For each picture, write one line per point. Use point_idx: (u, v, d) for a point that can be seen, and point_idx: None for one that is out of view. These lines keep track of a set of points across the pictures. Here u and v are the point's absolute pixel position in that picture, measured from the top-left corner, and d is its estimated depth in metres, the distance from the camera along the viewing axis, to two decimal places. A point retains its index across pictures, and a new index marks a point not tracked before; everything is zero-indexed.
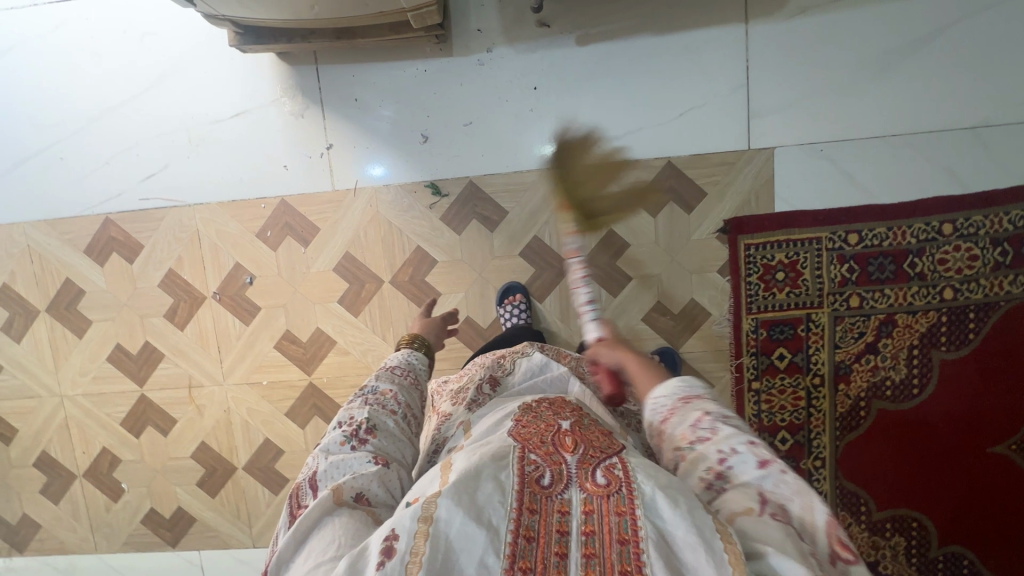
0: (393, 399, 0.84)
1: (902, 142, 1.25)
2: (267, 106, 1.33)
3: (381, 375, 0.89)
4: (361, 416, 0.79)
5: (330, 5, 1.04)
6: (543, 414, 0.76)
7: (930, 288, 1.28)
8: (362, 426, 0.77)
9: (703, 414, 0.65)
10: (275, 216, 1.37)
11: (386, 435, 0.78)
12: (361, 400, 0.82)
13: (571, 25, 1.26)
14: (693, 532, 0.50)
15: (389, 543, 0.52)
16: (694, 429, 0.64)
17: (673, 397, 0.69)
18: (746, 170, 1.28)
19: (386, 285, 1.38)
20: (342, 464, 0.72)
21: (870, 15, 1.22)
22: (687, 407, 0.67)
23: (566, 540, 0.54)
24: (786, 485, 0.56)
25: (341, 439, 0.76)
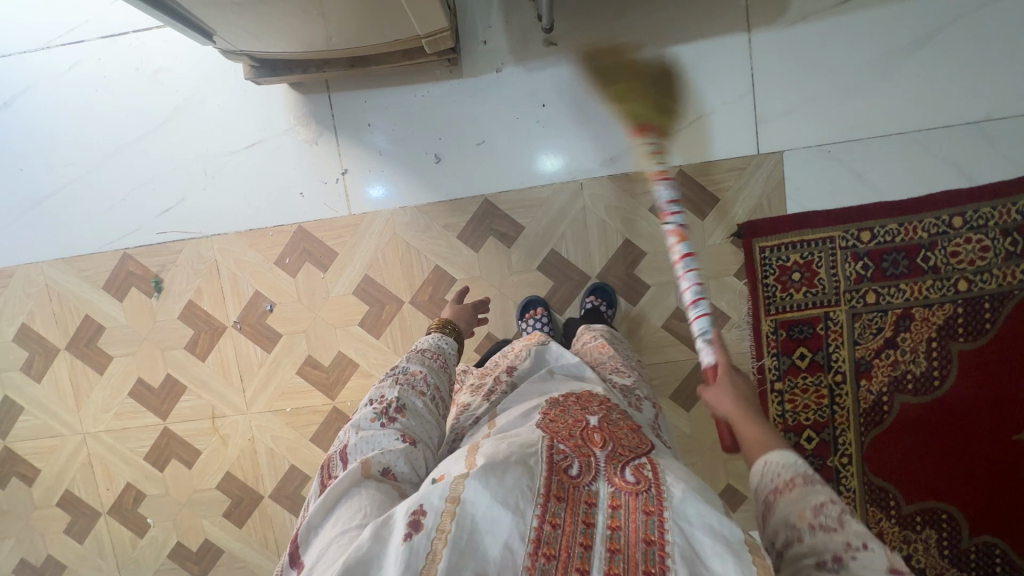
0: (422, 380, 0.85)
1: (908, 140, 1.28)
2: (281, 135, 1.35)
3: (411, 357, 0.90)
4: (391, 395, 0.80)
5: (347, 35, 1.06)
6: (571, 407, 0.76)
7: (944, 281, 1.30)
8: (392, 404, 0.78)
9: (828, 496, 0.53)
10: (293, 242, 1.38)
11: (415, 415, 0.79)
12: (392, 379, 0.83)
13: (578, 43, 1.29)
14: (720, 543, 0.52)
15: (417, 517, 0.55)
16: (817, 513, 0.52)
17: (791, 470, 0.58)
18: (757, 174, 1.30)
19: (406, 305, 1.39)
20: (372, 440, 0.73)
21: (868, 19, 1.25)
22: (805, 484, 0.56)
23: (591, 532, 0.55)
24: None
25: (372, 416, 0.77)
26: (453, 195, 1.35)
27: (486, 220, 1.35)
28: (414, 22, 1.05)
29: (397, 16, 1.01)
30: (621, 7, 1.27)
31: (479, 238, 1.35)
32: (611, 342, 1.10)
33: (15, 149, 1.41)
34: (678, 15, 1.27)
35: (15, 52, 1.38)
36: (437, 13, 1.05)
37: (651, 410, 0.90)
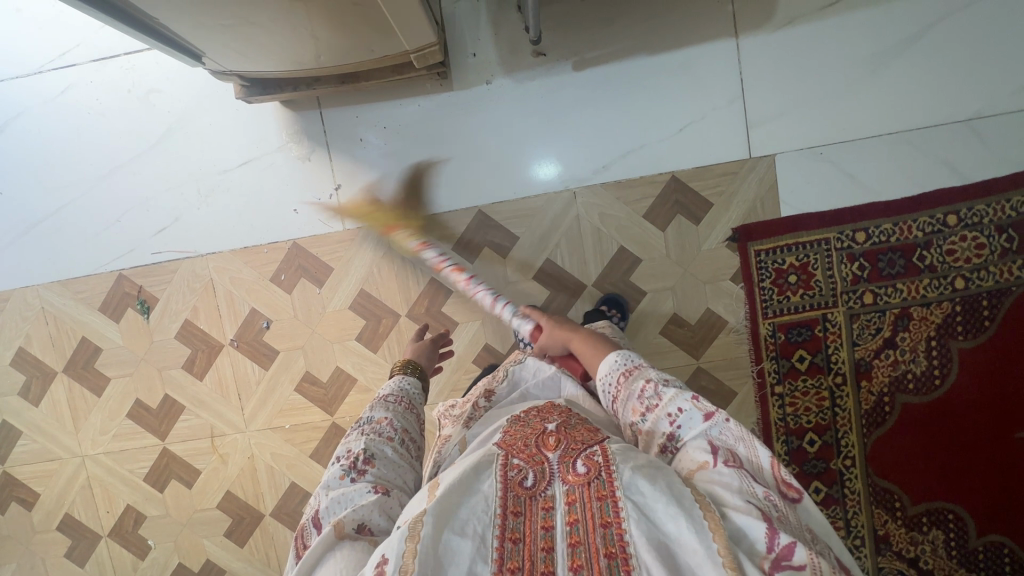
0: (388, 426, 0.88)
1: (899, 140, 1.28)
2: (274, 152, 1.35)
3: (375, 406, 0.93)
4: (358, 447, 0.82)
5: (336, 52, 1.06)
6: (530, 420, 0.80)
7: (941, 279, 1.30)
8: (359, 457, 0.80)
9: (647, 381, 0.80)
10: (288, 259, 1.38)
11: (384, 463, 0.82)
12: (357, 431, 0.86)
13: (567, 52, 1.29)
14: (671, 504, 0.58)
15: (379, 567, 0.55)
16: (650, 399, 0.78)
17: (618, 373, 0.85)
18: (749, 177, 1.30)
19: (402, 319, 1.39)
20: (343, 498, 0.75)
21: (855, 20, 1.26)
22: (631, 378, 0.82)
23: (552, 534, 0.60)
24: (727, 430, 0.70)
25: (341, 473, 0.79)
26: (446, 207, 1.35)
27: (479, 232, 1.35)
28: (402, 37, 1.05)
29: (384, 31, 1.01)
30: (608, 16, 1.28)
31: (475, 250, 1.35)
32: (613, 339, 1.10)
33: (9, 173, 1.42)
34: (666, 22, 1.27)
35: (7, 77, 1.39)
36: (424, 28, 1.05)
37: None
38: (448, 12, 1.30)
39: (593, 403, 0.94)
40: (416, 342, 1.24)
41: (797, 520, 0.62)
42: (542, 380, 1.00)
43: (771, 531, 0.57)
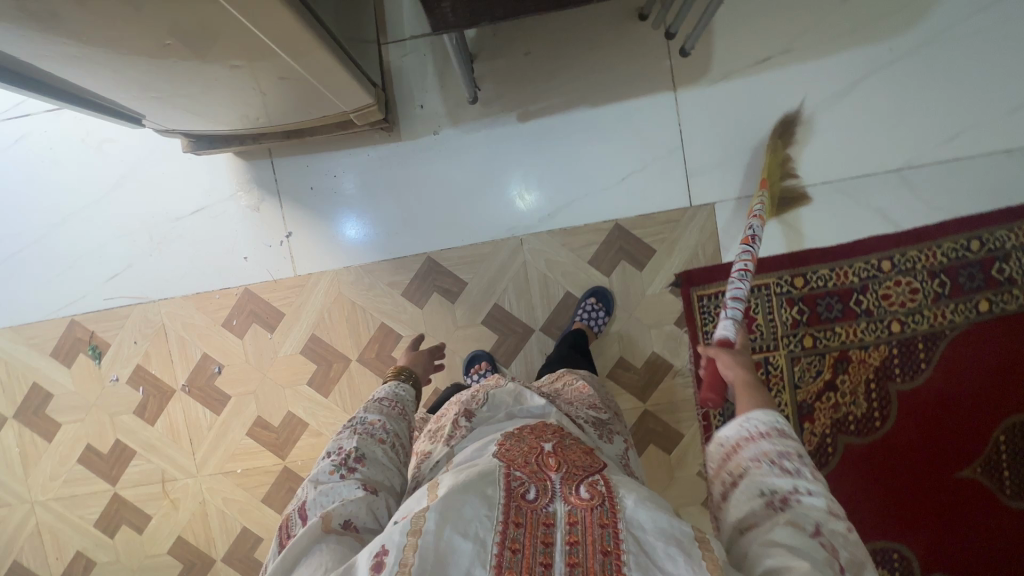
0: (381, 428, 0.88)
1: (833, 189, 1.32)
2: (226, 201, 1.37)
3: (369, 407, 0.93)
4: (349, 445, 0.83)
5: (280, 113, 1.11)
6: (526, 436, 0.79)
7: (878, 323, 1.33)
8: (349, 455, 0.80)
9: (794, 452, 0.65)
10: (240, 304, 1.40)
11: (375, 463, 0.81)
12: (350, 430, 0.86)
13: (512, 104, 1.33)
14: (672, 544, 0.57)
15: (379, 558, 0.57)
16: (782, 465, 0.64)
17: (771, 426, 0.68)
18: (690, 225, 1.34)
19: (354, 363, 1.40)
20: (331, 491, 0.75)
21: (788, 75, 1.30)
22: (782, 438, 0.67)
23: (551, 551, 0.59)
24: (842, 534, 0.58)
25: (331, 468, 0.79)
26: (398, 255, 1.37)
27: (428, 277, 1.37)
28: (336, 100, 1.09)
29: (316, 94, 1.05)
30: (551, 70, 1.32)
31: (424, 294, 1.38)
32: (594, 386, 1.09)
33: None
34: (606, 75, 1.32)
35: None
36: (357, 92, 1.09)
37: (622, 443, 0.96)
38: (395, 66, 1.34)
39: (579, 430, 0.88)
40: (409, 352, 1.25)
41: None
42: (527, 406, 0.91)
43: None
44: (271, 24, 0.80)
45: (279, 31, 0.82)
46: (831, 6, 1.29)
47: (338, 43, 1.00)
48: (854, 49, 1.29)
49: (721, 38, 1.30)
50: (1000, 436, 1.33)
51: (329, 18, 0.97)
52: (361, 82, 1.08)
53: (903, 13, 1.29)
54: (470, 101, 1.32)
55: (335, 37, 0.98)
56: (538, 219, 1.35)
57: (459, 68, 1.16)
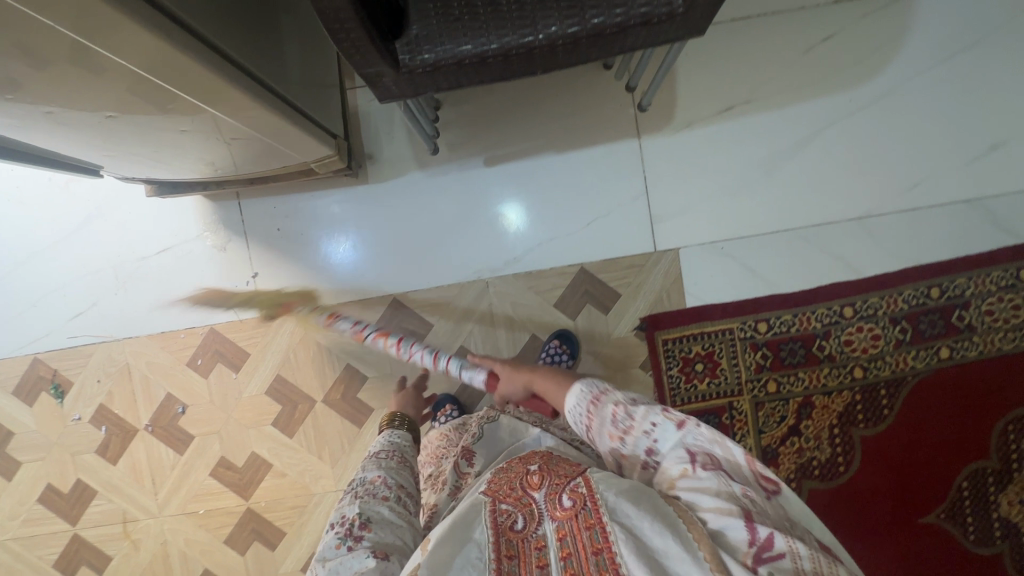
0: (383, 486, 0.82)
1: (795, 236, 1.33)
2: (192, 241, 1.38)
3: (367, 467, 0.88)
4: (353, 512, 0.77)
5: (245, 162, 1.13)
6: (514, 464, 0.78)
7: (840, 368, 1.34)
8: (354, 523, 0.75)
9: (616, 406, 0.74)
10: (205, 344, 1.39)
11: (383, 525, 0.76)
12: (350, 496, 0.81)
13: (479, 148, 1.35)
14: (657, 522, 0.58)
15: None
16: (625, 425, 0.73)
17: (585, 403, 0.78)
18: (655, 270, 1.35)
19: (319, 404, 1.39)
20: (340, 567, 0.69)
21: (750, 124, 1.32)
22: (600, 405, 0.76)
23: (546, 572, 0.60)
24: (700, 437, 0.68)
25: (337, 542, 0.73)
26: (363, 296, 1.37)
27: (394, 319, 1.37)
28: (290, 151, 1.12)
29: (268, 147, 1.07)
30: (517, 116, 1.34)
31: (390, 337, 1.37)
32: None
33: None
34: (572, 122, 1.33)
35: None
36: (316, 143, 1.12)
37: None
38: (363, 110, 1.35)
39: (575, 451, 0.93)
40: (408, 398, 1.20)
41: (777, 515, 0.62)
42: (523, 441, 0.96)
43: (753, 528, 0.58)
44: (211, 87, 0.82)
45: (221, 93, 0.84)
46: (793, 57, 1.31)
47: (288, 101, 1.03)
48: (814, 101, 1.32)
49: (684, 87, 1.32)
50: (963, 483, 1.32)
51: (280, 77, 1.00)
52: (315, 134, 1.10)
53: (862, 64, 1.31)
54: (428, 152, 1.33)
55: (286, 96, 1.01)
56: (504, 261, 1.36)
57: (412, 126, 1.17)
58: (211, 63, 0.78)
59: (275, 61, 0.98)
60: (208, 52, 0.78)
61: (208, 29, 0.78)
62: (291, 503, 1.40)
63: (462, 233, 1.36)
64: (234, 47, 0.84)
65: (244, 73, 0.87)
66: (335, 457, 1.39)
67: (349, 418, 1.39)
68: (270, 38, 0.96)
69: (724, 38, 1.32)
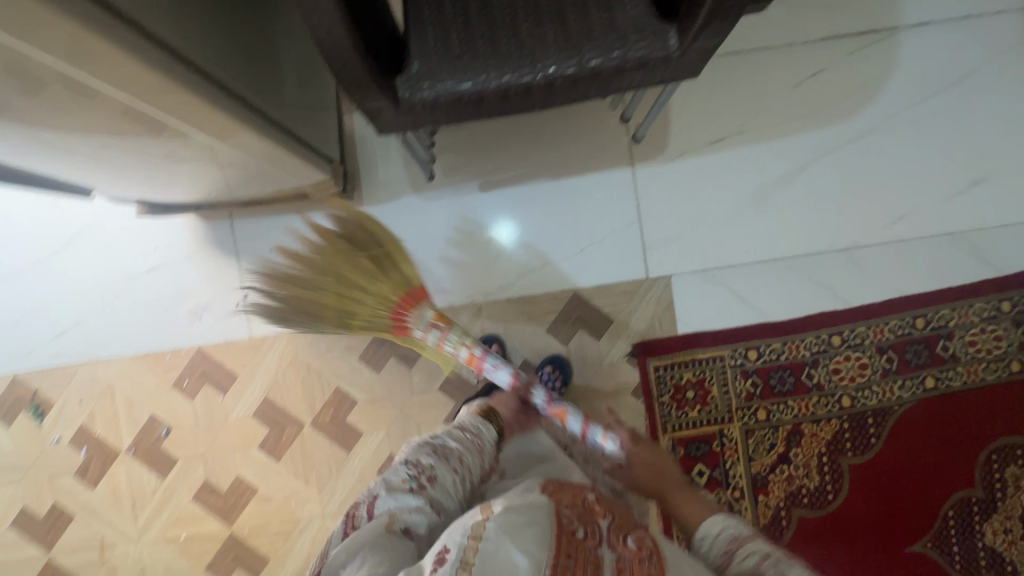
0: (455, 459, 0.98)
1: (784, 266, 1.36)
2: (182, 260, 1.36)
3: (453, 435, 1.03)
4: (426, 464, 0.95)
5: (243, 185, 1.13)
6: (569, 485, 0.88)
7: (828, 396, 1.35)
8: (422, 473, 0.93)
9: (758, 555, 0.77)
10: (192, 365, 1.37)
11: (439, 489, 0.93)
12: (431, 450, 0.98)
13: (474, 173, 1.36)
14: None
15: (441, 554, 0.68)
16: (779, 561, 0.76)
17: (725, 537, 0.83)
18: (646, 296, 1.36)
19: (307, 427, 1.37)
20: (400, 497, 0.88)
21: (741, 155, 1.35)
22: (740, 547, 0.80)
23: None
24: None
25: (404, 477, 0.92)
26: None
27: (386, 342, 1.36)
28: (285, 175, 1.12)
29: (262, 171, 1.07)
30: (513, 143, 1.36)
31: (380, 360, 1.36)
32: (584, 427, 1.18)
33: None
34: (567, 150, 1.35)
35: None
36: (312, 168, 1.13)
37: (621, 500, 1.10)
38: (359, 134, 1.36)
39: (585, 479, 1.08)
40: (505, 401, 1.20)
41: None
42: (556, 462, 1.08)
43: None
44: (208, 117, 0.82)
45: (214, 120, 0.84)
46: (783, 91, 1.34)
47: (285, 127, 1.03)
48: (802, 133, 1.35)
49: (676, 118, 1.35)
50: (949, 511, 1.33)
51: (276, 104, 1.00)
52: (311, 158, 1.11)
53: (850, 99, 1.34)
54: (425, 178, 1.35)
55: (282, 122, 1.01)
56: (496, 286, 1.36)
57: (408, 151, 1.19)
58: (208, 94, 0.79)
59: (271, 88, 0.99)
60: (205, 83, 0.79)
61: (202, 59, 0.79)
62: (276, 529, 1.37)
63: (456, 258, 1.36)
64: (228, 74, 0.85)
65: (240, 100, 0.88)
66: (322, 482, 1.37)
67: (337, 443, 1.37)
68: (267, 65, 0.97)
69: (715, 71, 1.35)
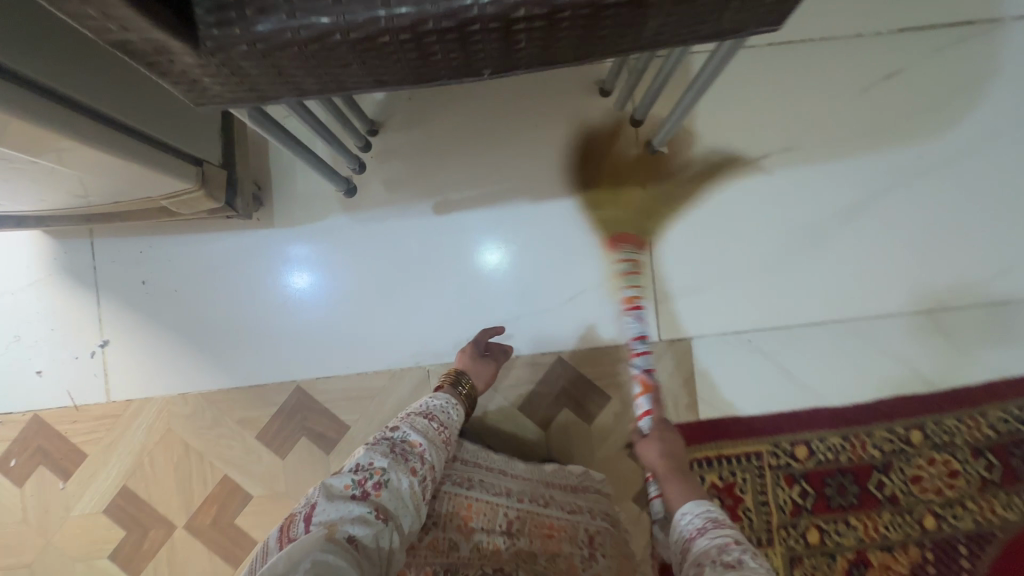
0: (419, 455, 0.66)
1: (845, 331, 1.00)
2: (20, 292, 0.99)
3: (415, 424, 0.71)
4: (379, 464, 0.63)
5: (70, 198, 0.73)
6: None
7: (905, 516, 0.97)
8: (373, 476, 0.62)
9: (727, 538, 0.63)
10: (24, 438, 0.98)
11: (395, 496, 0.61)
12: (386, 445, 0.66)
13: (428, 189, 1.00)
14: None
15: None
16: (699, 558, 0.62)
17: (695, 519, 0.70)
18: (660, 366, 0.99)
19: (179, 531, 0.98)
20: (340, 507, 0.58)
21: (789, 180, 1.00)
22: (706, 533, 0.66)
23: None
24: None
25: (347, 482, 0.61)
26: (285, 373, 0.99)
27: (296, 416, 0.99)
28: (111, 181, 0.68)
29: (63, 175, 0.65)
30: (483, 151, 1.00)
31: (286, 441, 0.98)
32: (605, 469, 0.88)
33: None
34: (554, 163, 1.00)
35: None
36: (164, 182, 0.71)
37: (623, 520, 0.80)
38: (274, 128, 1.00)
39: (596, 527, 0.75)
40: (472, 361, 0.89)
41: None
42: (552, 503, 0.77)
43: None
44: None
45: None
46: (847, 96, 1.00)
47: (99, 116, 0.60)
48: (873, 154, 1.00)
49: (703, 126, 1.00)
50: None
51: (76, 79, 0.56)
52: (162, 164, 0.68)
53: (938, 110, 1.00)
54: (345, 194, 0.99)
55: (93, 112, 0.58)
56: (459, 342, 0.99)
57: (301, 157, 0.83)
58: None
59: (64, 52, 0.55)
60: None
61: None
62: None
63: (424, 297, 0.99)
64: None
65: None
66: None
67: (220, 554, 0.97)
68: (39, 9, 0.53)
69: (757, 66, 1.01)
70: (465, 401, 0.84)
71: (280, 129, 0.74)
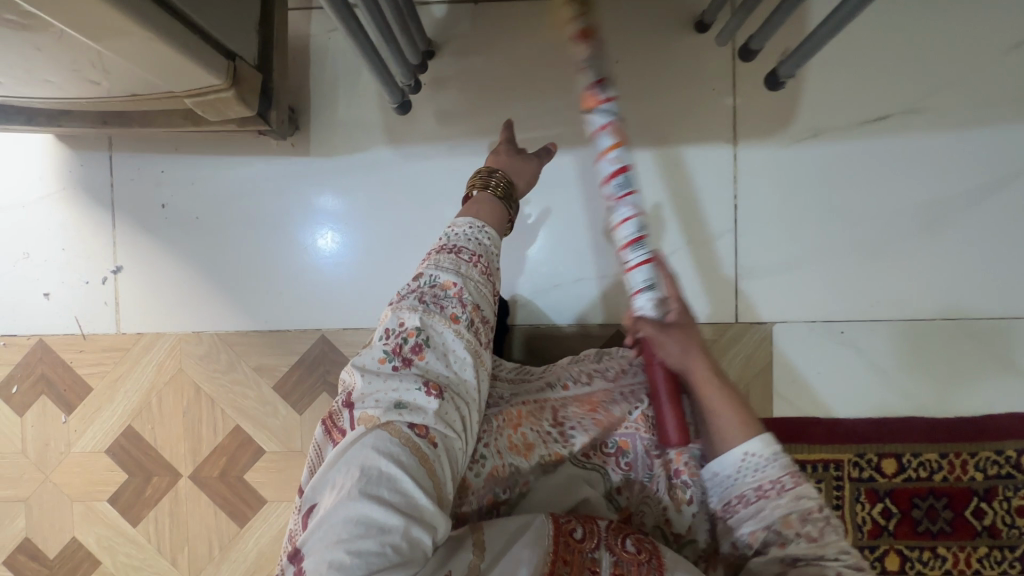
0: (456, 298, 0.58)
1: (957, 331, 0.85)
2: (32, 205, 0.90)
3: (440, 262, 0.60)
4: (412, 324, 0.56)
5: (71, 80, 0.61)
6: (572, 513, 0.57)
7: (1005, 552, 0.83)
8: (408, 339, 0.56)
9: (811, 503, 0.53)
10: (27, 365, 0.90)
11: (442, 353, 0.56)
12: (414, 298, 0.58)
13: (487, 125, 0.87)
14: None
15: None
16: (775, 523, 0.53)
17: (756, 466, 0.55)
18: (731, 352, 0.86)
19: (184, 481, 0.90)
20: (382, 388, 0.53)
21: (910, 148, 0.85)
22: (772, 492, 0.54)
23: None
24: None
25: (382, 355, 0.55)
26: (303, 322, 0.89)
27: (318, 368, 0.89)
28: (134, 68, 0.57)
29: (68, 47, 0.53)
30: (551, 87, 0.87)
31: (305, 394, 0.89)
32: None
33: None
34: (633, 105, 0.86)
35: None
36: (190, 72, 0.60)
37: None
38: (318, 43, 0.88)
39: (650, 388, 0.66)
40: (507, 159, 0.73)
41: None
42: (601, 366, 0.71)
43: None
44: None
45: None
46: (992, 54, 0.84)
47: None
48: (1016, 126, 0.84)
49: (814, 76, 0.85)
50: None
51: None
52: (191, 49, 0.56)
53: None
54: (396, 110, 0.86)
55: None
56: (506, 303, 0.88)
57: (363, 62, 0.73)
58: None
59: None
60: None
61: None
62: None
63: None
64: None
65: None
66: (196, 567, 0.90)
67: (224, 510, 0.89)
68: None
69: (888, 9, 0.84)
70: (501, 200, 0.69)
71: (355, 19, 0.67)
